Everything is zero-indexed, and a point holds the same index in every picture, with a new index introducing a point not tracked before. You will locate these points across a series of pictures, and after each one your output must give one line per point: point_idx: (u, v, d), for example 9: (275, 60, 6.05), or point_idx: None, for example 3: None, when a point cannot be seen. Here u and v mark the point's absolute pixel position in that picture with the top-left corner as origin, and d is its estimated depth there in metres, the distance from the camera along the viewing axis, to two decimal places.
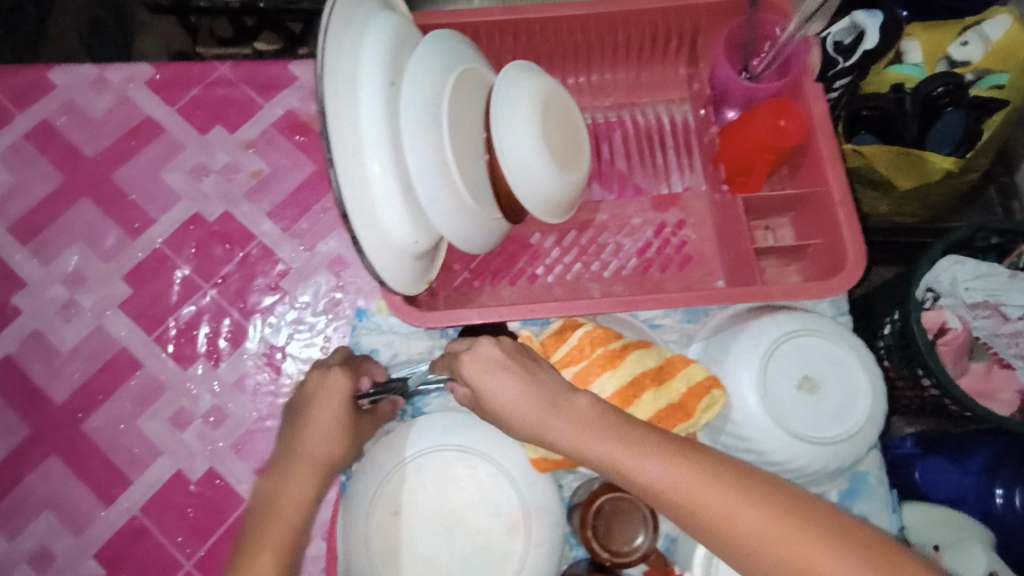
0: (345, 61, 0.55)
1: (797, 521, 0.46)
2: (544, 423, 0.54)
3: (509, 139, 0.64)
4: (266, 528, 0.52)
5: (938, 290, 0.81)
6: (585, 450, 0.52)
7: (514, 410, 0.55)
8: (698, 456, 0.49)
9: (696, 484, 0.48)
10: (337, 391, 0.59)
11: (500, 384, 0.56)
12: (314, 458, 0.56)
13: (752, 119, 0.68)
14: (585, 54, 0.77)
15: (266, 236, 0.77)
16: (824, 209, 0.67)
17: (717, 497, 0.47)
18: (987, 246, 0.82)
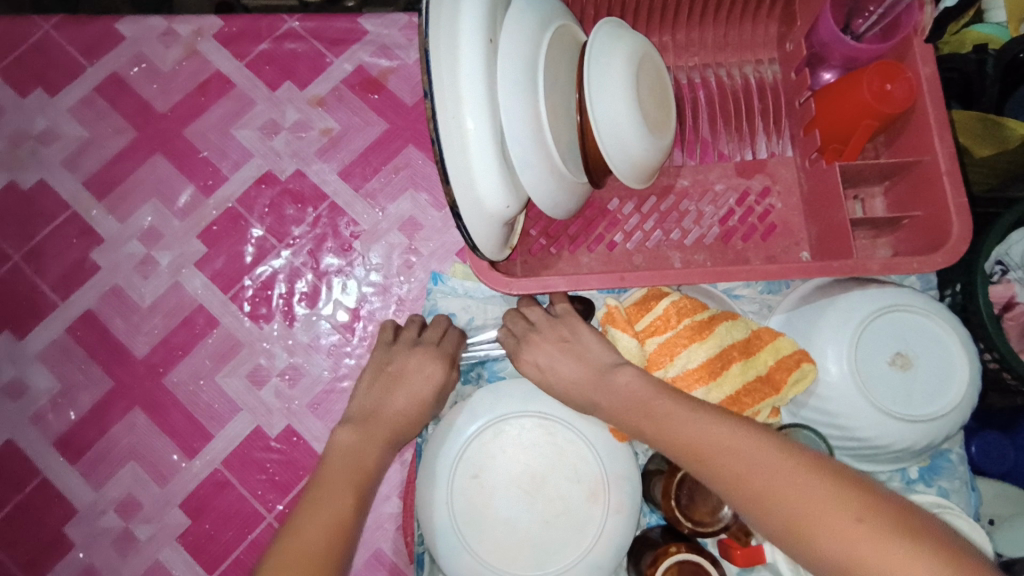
0: (446, 17, 0.53)
1: (834, 503, 0.43)
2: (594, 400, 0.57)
3: (601, 101, 0.62)
4: (345, 479, 0.51)
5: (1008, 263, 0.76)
6: (629, 423, 0.54)
7: (564, 390, 0.59)
8: (738, 431, 0.49)
9: (729, 459, 0.47)
10: (430, 381, 0.58)
11: (551, 364, 0.59)
12: (400, 429, 0.56)
13: (858, 81, 0.65)
14: (672, 11, 0.74)
15: (339, 195, 0.76)
16: (927, 179, 0.65)
17: (751, 473, 0.46)
18: None
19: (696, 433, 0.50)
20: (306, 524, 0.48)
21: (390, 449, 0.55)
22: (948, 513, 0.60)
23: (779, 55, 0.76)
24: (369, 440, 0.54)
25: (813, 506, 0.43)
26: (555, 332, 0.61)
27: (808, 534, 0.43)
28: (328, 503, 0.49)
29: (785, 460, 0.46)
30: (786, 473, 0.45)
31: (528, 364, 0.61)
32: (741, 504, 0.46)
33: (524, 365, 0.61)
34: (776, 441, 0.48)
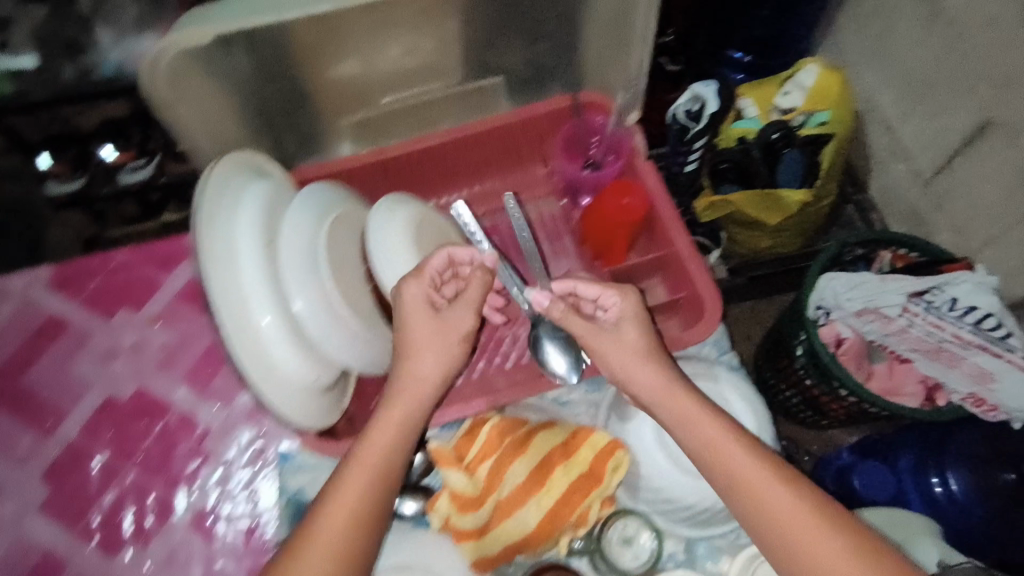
0: (222, 234, 0.61)
1: (827, 531, 0.56)
2: (656, 357, 0.66)
3: (388, 269, 0.72)
4: (348, 497, 0.59)
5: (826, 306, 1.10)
6: (644, 393, 0.66)
7: (623, 355, 0.67)
8: (756, 453, 0.60)
9: (749, 468, 0.59)
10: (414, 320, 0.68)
11: (638, 329, 0.68)
12: (422, 392, 0.66)
13: (601, 203, 0.80)
14: (452, 174, 0.88)
15: (183, 403, 0.80)
16: (679, 266, 0.77)
17: (769, 489, 0.58)
18: (856, 257, 1.17)
19: (722, 441, 0.61)
20: (311, 550, 0.57)
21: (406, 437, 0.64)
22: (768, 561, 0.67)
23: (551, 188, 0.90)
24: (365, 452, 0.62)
25: (814, 530, 0.56)
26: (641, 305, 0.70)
27: (804, 547, 0.56)
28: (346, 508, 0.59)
29: (856, 544, 0.55)
30: (789, 495, 0.58)
31: (624, 318, 0.68)
32: (752, 509, 0.58)
33: (618, 318, 0.68)
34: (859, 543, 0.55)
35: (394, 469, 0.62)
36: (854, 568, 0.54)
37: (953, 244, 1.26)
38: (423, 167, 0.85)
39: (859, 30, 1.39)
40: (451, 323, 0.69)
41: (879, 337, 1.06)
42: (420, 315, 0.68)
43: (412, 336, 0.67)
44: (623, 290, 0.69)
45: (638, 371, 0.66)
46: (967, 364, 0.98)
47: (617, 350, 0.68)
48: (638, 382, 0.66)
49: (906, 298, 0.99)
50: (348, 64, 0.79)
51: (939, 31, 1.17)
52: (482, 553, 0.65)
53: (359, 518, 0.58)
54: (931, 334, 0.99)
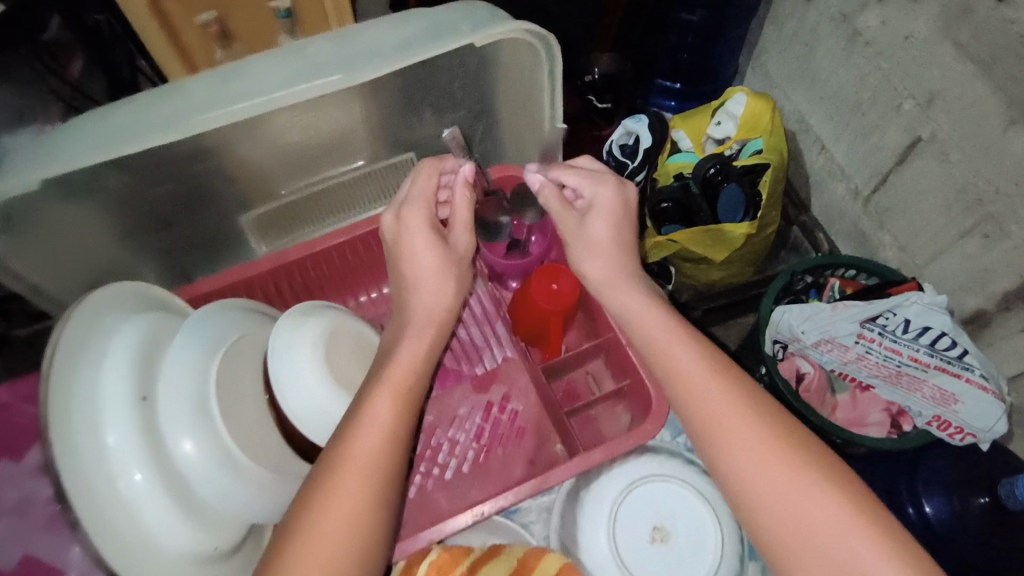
0: (81, 400, 0.52)
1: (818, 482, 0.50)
2: (627, 265, 0.64)
3: (294, 396, 0.64)
4: (349, 446, 0.51)
5: (783, 340, 1.05)
6: (638, 332, 0.60)
7: (601, 247, 0.65)
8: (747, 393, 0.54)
9: (732, 411, 0.53)
10: (411, 235, 0.63)
11: (609, 224, 0.65)
12: (436, 321, 0.62)
13: (528, 287, 0.73)
14: (369, 270, 0.82)
15: (77, 566, 0.69)
16: (619, 352, 0.73)
17: (757, 436, 0.52)
18: (807, 285, 1.11)
19: (703, 386, 0.55)
20: (328, 511, 0.48)
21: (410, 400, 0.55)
22: None
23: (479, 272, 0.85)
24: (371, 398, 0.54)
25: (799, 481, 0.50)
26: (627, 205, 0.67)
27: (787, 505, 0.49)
28: (346, 494, 0.49)
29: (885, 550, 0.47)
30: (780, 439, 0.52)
31: (594, 212, 0.65)
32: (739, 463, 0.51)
33: (592, 210, 0.66)
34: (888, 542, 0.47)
35: (408, 412, 0.55)
36: (860, 551, 0.47)
37: (900, 263, 1.19)
38: (334, 262, 0.78)
39: (781, 53, 1.34)
40: (459, 253, 0.65)
41: (838, 366, 1.02)
42: (423, 242, 0.63)
43: (419, 266, 0.63)
44: (601, 178, 0.66)
45: (622, 296, 0.63)
46: (928, 386, 0.96)
47: (578, 242, 0.66)
48: (614, 305, 0.63)
49: (859, 326, 0.98)
50: (238, 158, 0.71)
51: (860, 53, 1.13)
52: None
53: (376, 467, 0.50)
54: (889, 359, 0.98)
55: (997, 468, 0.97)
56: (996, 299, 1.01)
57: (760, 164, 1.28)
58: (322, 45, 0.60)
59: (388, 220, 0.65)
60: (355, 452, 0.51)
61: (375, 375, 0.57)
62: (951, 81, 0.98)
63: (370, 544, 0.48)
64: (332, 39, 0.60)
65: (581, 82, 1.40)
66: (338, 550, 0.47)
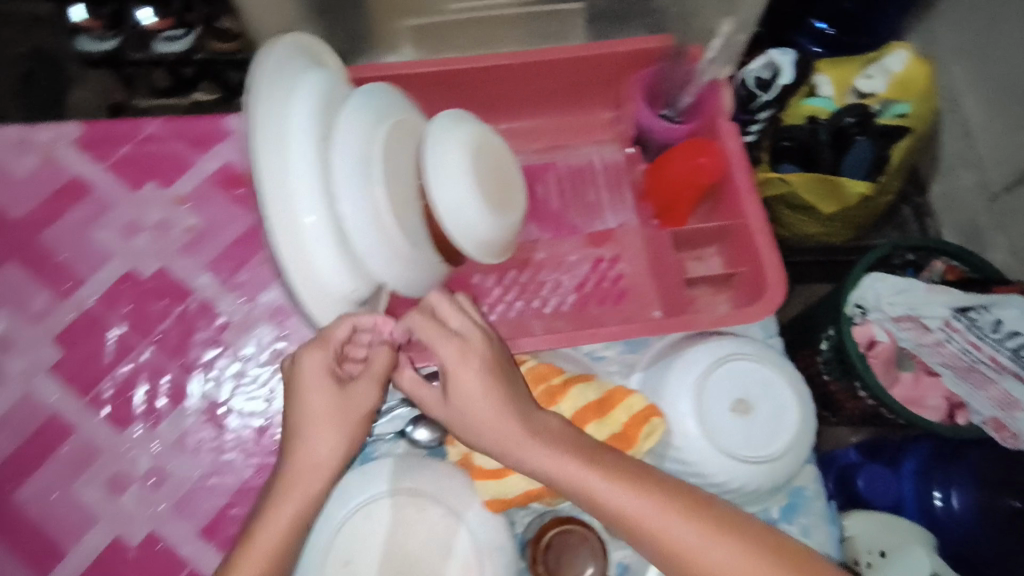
0: (275, 119, 0.56)
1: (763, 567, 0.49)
2: (521, 418, 0.55)
3: (441, 186, 0.66)
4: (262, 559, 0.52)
5: (865, 306, 0.96)
6: (545, 478, 0.54)
7: (495, 436, 0.55)
8: (662, 496, 0.51)
9: (669, 526, 0.50)
10: (316, 368, 0.56)
11: (483, 389, 0.56)
12: (319, 477, 0.54)
13: (671, 158, 0.74)
14: (516, 101, 0.81)
15: (204, 290, 0.77)
16: (744, 238, 0.72)
17: (684, 540, 0.50)
18: (905, 262, 1.03)
19: (621, 503, 0.51)
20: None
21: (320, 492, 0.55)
22: None
23: (617, 136, 0.83)
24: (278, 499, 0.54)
25: (745, 564, 0.49)
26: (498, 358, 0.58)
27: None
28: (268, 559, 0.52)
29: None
30: (705, 534, 0.50)
31: (450, 391, 0.56)
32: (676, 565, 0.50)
33: (456, 373, 0.56)
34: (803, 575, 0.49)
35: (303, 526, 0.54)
36: None
37: (1005, 266, 1.16)
38: (484, 86, 0.78)
39: None
40: (354, 401, 0.57)
41: (911, 348, 0.92)
42: (320, 393, 0.56)
43: (308, 412, 0.56)
44: (464, 348, 0.57)
45: (536, 468, 0.54)
46: (996, 389, 0.84)
47: (463, 425, 0.56)
48: (523, 462, 0.54)
49: (952, 311, 0.86)
50: None
51: None
52: (498, 493, 0.66)
53: (281, 551, 0.52)
54: (967, 353, 0.86)
55: None
56: None
57: (899, 128, 1.17)
58: None
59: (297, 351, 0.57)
60: (261, 540, 0.52)
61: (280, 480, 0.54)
62: None
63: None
64: None
65: None
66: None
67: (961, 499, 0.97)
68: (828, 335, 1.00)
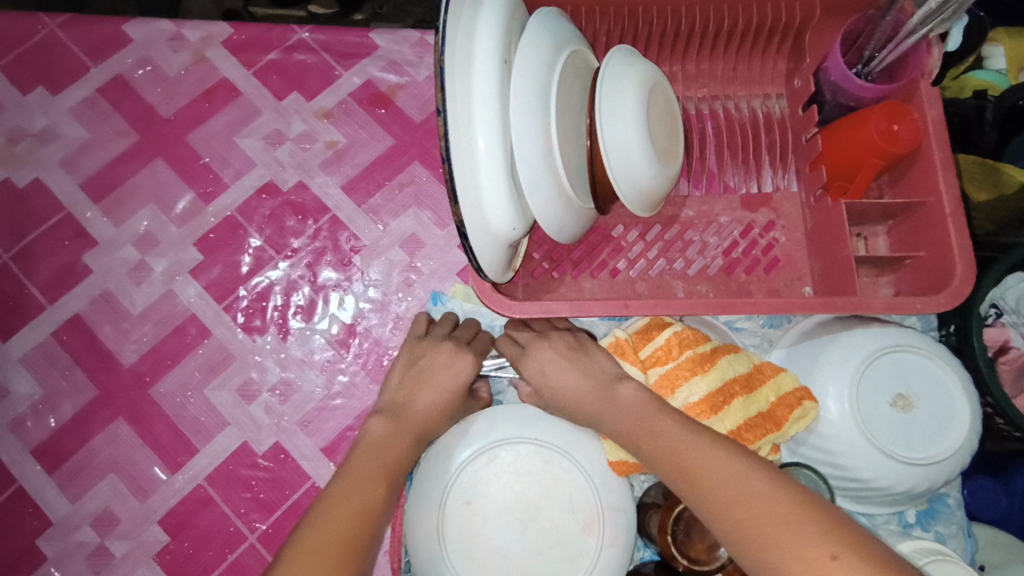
0: (462, 38, 0.53)
1: (796, 521, 0.44)
2: (604, 384, 0.58)
3: (611, 129, 0.62)
4: (372, 473, 0.52)
5: (1001, 307, 0.85)
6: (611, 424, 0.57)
7: (562, 394, 0.59)
8: (714, 446, 0.50)
9: (699, 456, 0.50)
10: (463, 367, 0.60)
11: (557, 370, 0.59)
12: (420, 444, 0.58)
13: (863, 121, 0.66)
14: (683, 42, 0.75)
15: (340, 209, 0.76)
16: (931, 221, 0.65)
17: (717, 483, 0.48)
18: None
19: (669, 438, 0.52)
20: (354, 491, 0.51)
21: (416, 444, 0.57)
22: (946, 560, 0.60)
23: (787, 90, 0.77)
24: (393, 435, 0.56)
25: (763, 500, 0.46)
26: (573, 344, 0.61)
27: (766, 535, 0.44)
28: (363, 496, 0.51)
29: (845, 535, 0.43)
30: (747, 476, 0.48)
31: (535, 371, 0.60)
32: (708, 505, 0.48)
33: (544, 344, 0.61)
34: (830, 524, 0.44)
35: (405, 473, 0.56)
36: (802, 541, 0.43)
37: None
38: (661, 19, 0.73)
39: None
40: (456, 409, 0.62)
41: None
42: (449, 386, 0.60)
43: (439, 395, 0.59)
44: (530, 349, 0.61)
45: (609, 418, 0.57)
46: None
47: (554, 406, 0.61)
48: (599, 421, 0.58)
49: None
50: None
51: None
52: (625, 456, 0.62)
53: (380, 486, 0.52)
54: None
55: None
56: None
57: None
58: None
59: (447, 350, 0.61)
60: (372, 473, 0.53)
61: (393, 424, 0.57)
62: None
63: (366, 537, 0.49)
64: None
65: None
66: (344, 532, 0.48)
67: None
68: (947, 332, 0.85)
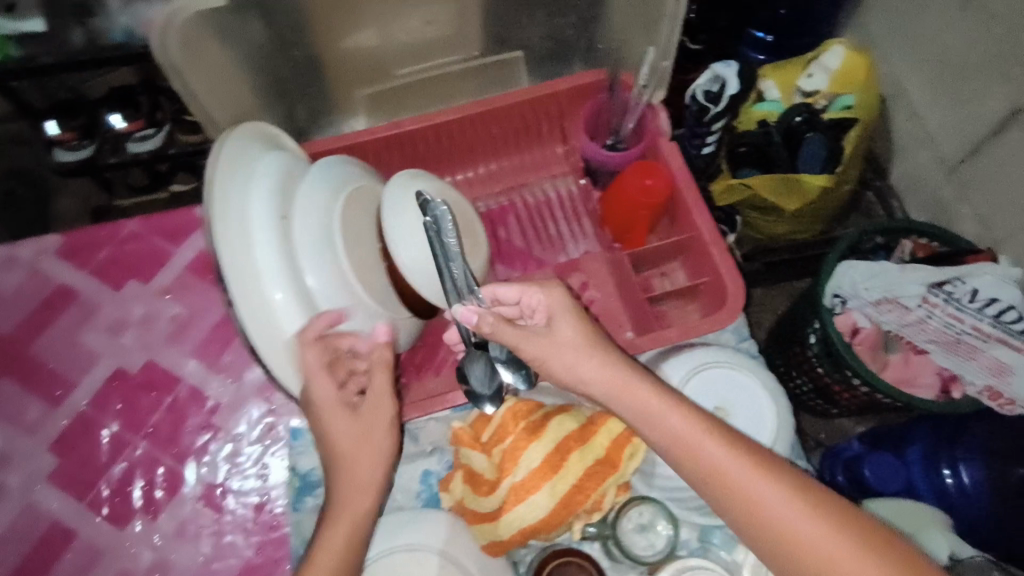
0: (234, 207, 0.59)
1: (839, 536, 0.51)
2: (626, 364, 0.60)
3: (404, 246, 0.70)
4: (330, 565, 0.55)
5: (843, 296, 1.09)
6: (654, 431, 0.58)
7: (582, 360, 0.60)
8: (753, 468, 0.54)
9: (743, 479, 0.54)
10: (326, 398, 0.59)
11: (576, 329, 0.61)
12: (365, 486, 0.57)
13: (622, 181, 0.77)
14: (469, 152, 0.85)
15: (192, 376, 0.79)
16: (700, 251, 0.75)
17: (766, 503, 0.53)
18: (876, 246, 1.18)
19: (738, 472, 0.54)
20: None
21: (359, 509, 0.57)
22: None
23: (570, 168, 0.87)
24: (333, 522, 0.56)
25: (807, 520, 0.52)
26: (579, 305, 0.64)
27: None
28: None
29: (873, 546, 0.51)
30: (821, 520, 0.52)
31: (557, 317, 0.61)
32: (754, 524, 0.53)
33: (552, 318, 0.61)
34: (865, 537, 0.51)
35: (362, 532, 0.57)
36: (844, 554, 0.50)
37: (978, 236, 1.29)
38: (440, 140, 0.82)
39: (887, 10, 1.42)
40: (374, 418, 0.59)
41: (895, 328, 1.06)
42: (325, 380, 0.59)
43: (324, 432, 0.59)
44: (544, 287, 0.63)
45: (642, 395, 0.59)
46: (985, 355, 0.99)
47: (557, 351, 0.60)
48: (628, 408, 0.58)
49: (925, 289, 1.02)
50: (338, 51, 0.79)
51: (972, 15, 1.20)
52: (494, 537, 0.65)
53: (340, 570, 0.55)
54: (951, 326, 1.01)
55: None
56: None
57: (848, 120, 1.29)
58: None
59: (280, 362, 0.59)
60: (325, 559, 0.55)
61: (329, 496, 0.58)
62: None
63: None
64: None
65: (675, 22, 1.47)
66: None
67: (968, 474, 1.04)
68: (813, 329, 1.12)
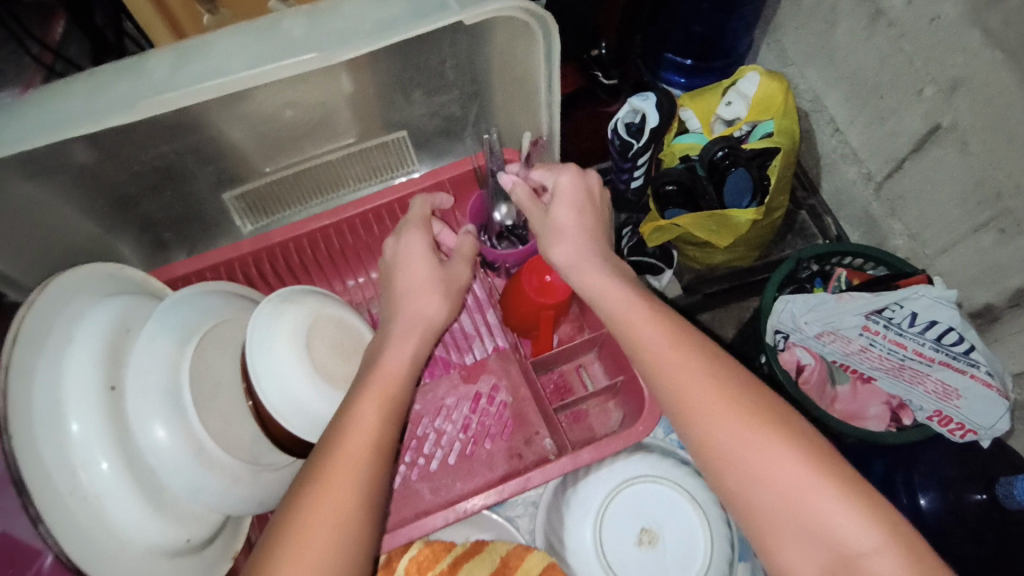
0: (39, 389, 0.50)
1: (803, 470, 0.46)
2: (598, 252, 0.61)
3: (272, 386, 0.62)
4: (338, 453, 0.49)
5: (784, 330, 1.03)
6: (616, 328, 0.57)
7: (558, 239, 0.62)
8: (724, 389, 0.50)
9: (706, 400, 0.50)
10: (416, 246, 0.64)
11: (574, 211, 0.63)
12: (419, 328, 0.59)
13: (518, 281, 0.70)
14: (360, 258, 0.81)
15: None
16: (614, 348, 0.70)
17: (730, 429, 0.49)
18: (812, 273, 1.12)
19: (697, 391, 0.50)
20: (302, 507, 0.46)
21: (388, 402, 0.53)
22: None
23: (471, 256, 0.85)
24: (354, 406, 0.52)
25: (769, 453, 0.47)
26: (591, 190, 0.65)
27: (803, 532, 0.45)
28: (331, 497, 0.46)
29: (839, 481, 0.46)
30: (787, 454, 0.47)
31: (558, 198, 0.63)
32: (714, 452, 0.49)
33: (555, 196, 0.64)
34: (833, 471, 0.46)
35: (393, 414, 0.52)
36: (806, 492, 0.46)
37: (910, 251, 1.19)
38: (319, 245, 0.77)
39: (799, 28, 1.30)
40: (454, 277, 0.64)
41: (840, 358, 1.01)
42: (418, 238, 0.65)
43: (398, 290, 0.62)
44: (563, 168, 0.65)
45: (560, 250, 0.61)
46: (931, 380, 0.95)
47: (549, 231, 0.63)
48: (591, 296, 0.59)
49: (864, 318, 0.97)
50: (194, 149, 0.69)
51: (881, 32, 1.10)
52: None
53: (358, 464, 0.48)
54: (893, 352, 0.97)
55: (998, 466, 0.98)
56: (1007, 295, 1.02)
57: (771, 148, 1.20)
58: (296, 19, 0.56)
59: (389, 242, 0.66)
60: (342, 449, 0.49)
61: (358, 384, 0.54)
62: (978, 67, 0.95)
63: (372, 507, 0.48)
64: (308, 13, 0.56)
65: (589, 56, 1.37)
66: (345, 514, 0.46)
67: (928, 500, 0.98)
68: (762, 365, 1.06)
